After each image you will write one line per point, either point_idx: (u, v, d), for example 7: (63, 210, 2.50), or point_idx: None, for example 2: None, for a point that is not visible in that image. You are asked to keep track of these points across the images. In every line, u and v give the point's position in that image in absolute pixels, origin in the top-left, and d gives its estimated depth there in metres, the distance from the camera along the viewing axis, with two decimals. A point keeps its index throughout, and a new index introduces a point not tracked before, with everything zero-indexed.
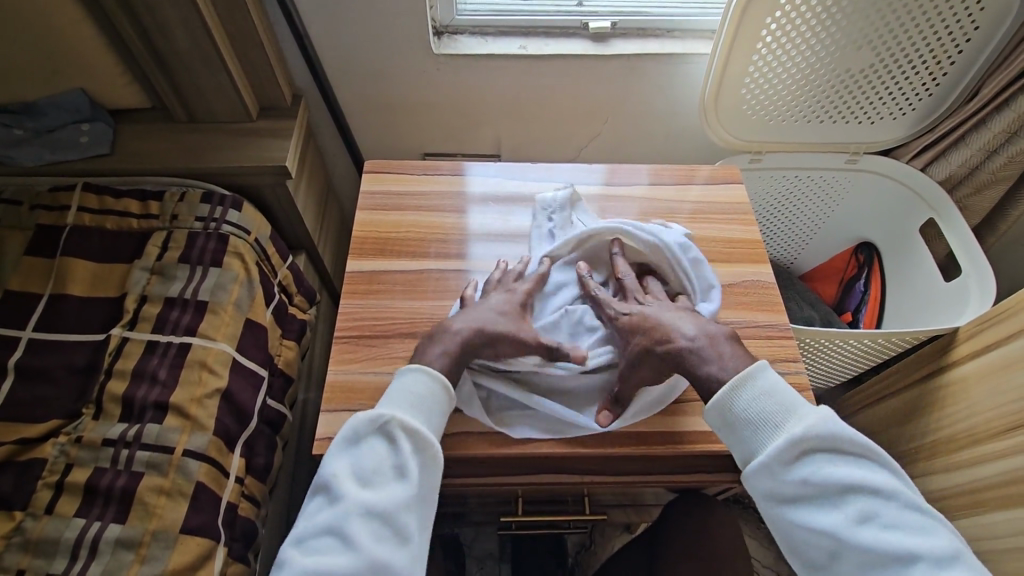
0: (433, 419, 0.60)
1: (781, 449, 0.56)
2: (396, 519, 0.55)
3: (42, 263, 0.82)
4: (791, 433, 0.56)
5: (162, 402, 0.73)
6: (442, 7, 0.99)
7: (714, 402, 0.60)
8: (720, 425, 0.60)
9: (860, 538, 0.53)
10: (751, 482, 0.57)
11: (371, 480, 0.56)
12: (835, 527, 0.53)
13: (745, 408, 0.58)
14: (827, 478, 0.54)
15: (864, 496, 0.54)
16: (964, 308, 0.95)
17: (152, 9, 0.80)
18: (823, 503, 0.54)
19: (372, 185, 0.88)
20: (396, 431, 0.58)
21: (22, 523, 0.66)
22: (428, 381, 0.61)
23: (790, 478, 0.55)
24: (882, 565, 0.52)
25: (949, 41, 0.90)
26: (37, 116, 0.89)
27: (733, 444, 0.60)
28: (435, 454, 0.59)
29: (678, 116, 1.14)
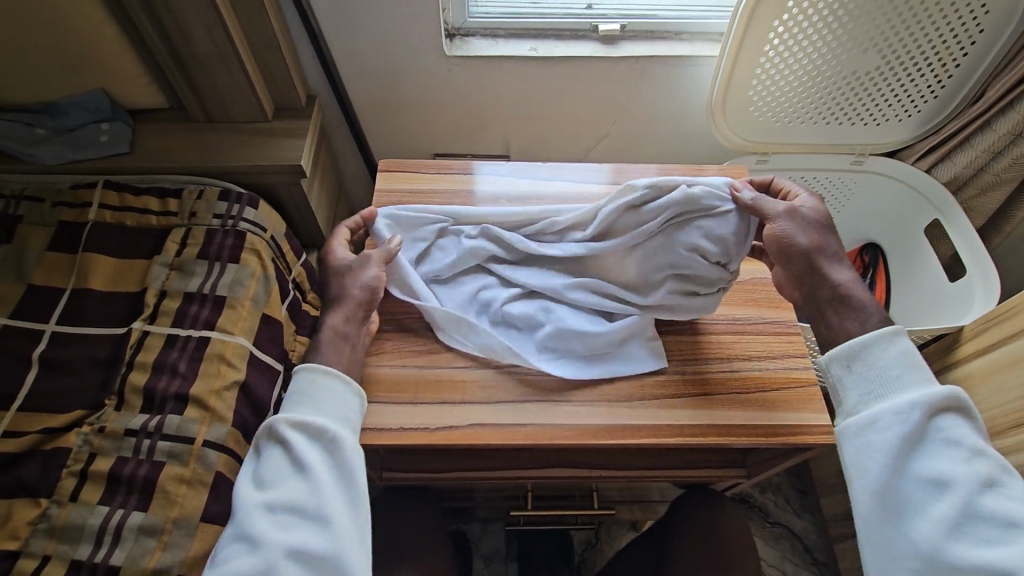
0: (323, 406, 0.63)
1: (932, 397, 0.58)
2: (303, 507, 0.58)
3: (65, 259, 0.84)
4: (935, 389, 0.59)
5: (182, 394, 0.74)
6: (455, 10, 1.01)
7: (853, 342, 0.63)
8: (849, 362, 0.63)
9: (981, 500, 0.56)
10: (881, 417, 0.59)
11: (270, 481, 0.60)
12: (960, 482, 0.56)
13: (899, 354, 0.61)
14: (962, 438, 0.57)
15: (990, 464, 0.57)
16: (971, 308, 0.96)
17: (173, 11, 0.82)
18: (950, 459, 0.57)
19: (385, 184, 0.90)
20: (283, 430, 0.61)
21: (47, 510, 0.68)
22: (309, 376, 0.64)
23: (922, 427, 0.58)
24: (991, 531, 0.55)
25: (955, 43, 0.91)
26: (58, 116, 0.91)
27: (853, 390, 0.62)
28: (331, 437, 0.61)
29: (685, 117, 1.15)
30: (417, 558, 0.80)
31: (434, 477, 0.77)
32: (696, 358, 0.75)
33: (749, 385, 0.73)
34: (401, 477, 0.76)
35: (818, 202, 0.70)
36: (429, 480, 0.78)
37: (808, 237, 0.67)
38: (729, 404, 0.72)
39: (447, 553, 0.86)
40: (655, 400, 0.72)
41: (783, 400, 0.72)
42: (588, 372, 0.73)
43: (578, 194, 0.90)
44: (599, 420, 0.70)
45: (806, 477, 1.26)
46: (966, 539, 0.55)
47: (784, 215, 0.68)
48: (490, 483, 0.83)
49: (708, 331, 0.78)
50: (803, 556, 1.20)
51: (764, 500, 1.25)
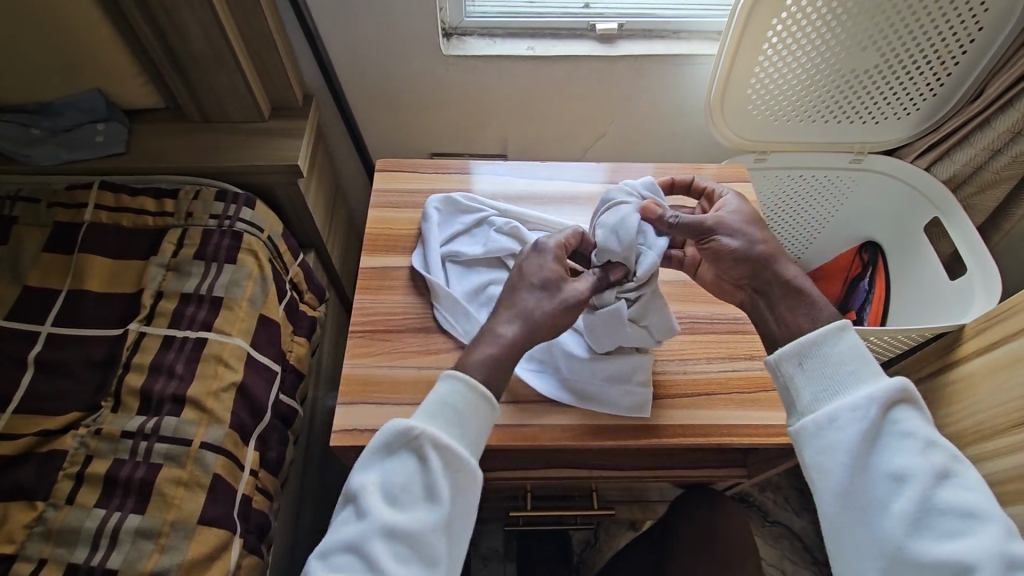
0: (464, 430, 0.57)
1: (882, 389, 0.57)
2: (420, 538, 0.53)
3: (60, 260, 0.83)
4: (885, 381, 0.57)
5: (180, 395, 0.74)
6: (452, 9, 1.01)
7: (805, 339, 0.60)
8: (802, 360, 0.60)
9: (939, 494, 0.53)
10: (839, 414, 0.57)
11: (398, 499, 0.55)
12: (919, 476, 0.54)
13: (846, 348, 0.59)
14: (917, 431, 0.55)
15: (946, 455, 0.55)
16: (970, 304, 0.96)
17: (169, 11, 0.81)
18: (907, 453, 0.55)
19: (383, 184, 0.90)
20: (425, 447, 0.55)
21: (43, 513, 0.67)
22: (461, 389, 0.58)
23: (877, 423, 0.56)
24: (952, 526, 0.52)
25: (954, 42, 0.91)
26: (54, 116, 0.91)
27: (807, 387, 0.60)
28: (464, 466, 0.56)
29: (683, 116, 1.15)
30: None
31: None
32: (696, 357, 0.75)
33: (749, 385, 0.73)
34: None
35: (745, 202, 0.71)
36: None
37: (747, 238, 0.67)
38: (729, 403, 0.72)
39: None
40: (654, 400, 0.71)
41: (783, 400, 0.72)
42: (562, 397, 0.70)
43: (576, 194, 0.90)
44: (597, 420, 0.70)
45: (805, 476, 1.26)
46: (929, 535, 0.53)
47: (719, 226, 0.67)
48: (489, 483, 0.83)
49: (707, 331, 0.77)
50: (803, 555, 1.20)
51: (763, 499, 1.25)
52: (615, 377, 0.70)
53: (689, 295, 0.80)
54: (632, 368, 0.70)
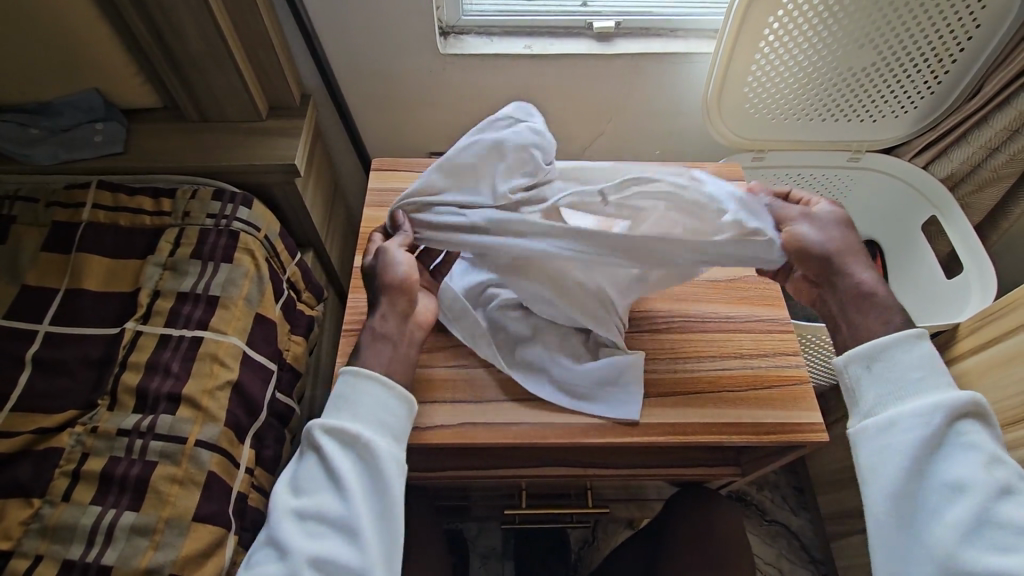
0: (359, 412, 0.61)
1: (954, 403, 0.57)
2: (331, 517, 0.57)
3: (58, 259, 0.84)
4: (957, 394, 0.57)
5: (175, 393, 0.74)
6: (449, 8, 1.01)
7: (877, 341, 0.60)
8: (869, 366, 0.61)
9: (998, 507, 0.54)
10: (904, 418, 0.58)
11: (306, 488, 0.59)
12: (977, 488, 0.54)
13: (919, 360, 0.59)
14: (979, 443, 0.56)
15: (1006, 471, 0.56)
16: (967, 303, 0.96)
17: (166, 11, 0.81)
18: (969, 464, 0.56)
19: (380, 183, 0.90)
20: (324, 438, 0.60)
21: (40, 510, 0.68)
22: (349, 381, 0.62)
23: (942, 431, 0.57)
24: (1007, 538, 0.53)
25: (951, 39, 0.91)
26: (52, 115, 0.91)
27: (874, 389, 0.60)
28: (366, 445, 0.59)
29: (682, 114, 1.15)
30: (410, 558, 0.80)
31: (427, 477, 0.77)
32: (691, 355, 0.75)
33: (743, 384, 0.73)
34: None
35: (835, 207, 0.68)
36: (422, 479, 0.78)
37: (828, 235, 0.64)
38: (722, 402, 0.72)
39: (440, 552, 0.86)
40: (649, 400, 0.71)
41: (776, 399, 0.72)
42: (561, 399, 0.70)
43: None
44: (590, 418, 0.70)
45: (803, 475, 1.26)
46: (979, 545, 0.53)
47: (802, 217, 0.66)
48: (483, 482, 0.83)
49: (701, 330, 0.77)
50: (800, 553, 1.20)
51: (761, 498, 1.25)
52: (608, 379, 0.71)
53: (684, 294, 0.80)
54: (620, 370, 0.71)
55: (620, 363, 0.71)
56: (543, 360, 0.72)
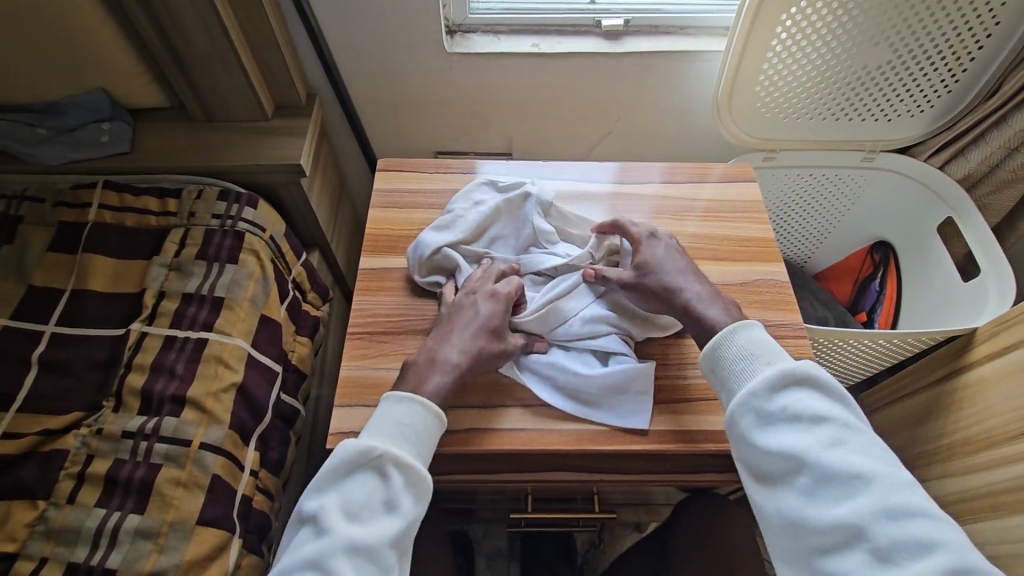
0: (424, 449, 0.60)
1: (767, 379, 0.58)
2: (381, 554, 0.55)
3: (65, 259, 0.84)
4: (775, 370, 0.58)
5: (180, 396, 0.74)
6: (455, 6, 1.00)
7: (709, 344, 0.63)
8: (711, 367, 0.63)
9: (830, 462, 0.54)
10: (736, 409, 0.59)
11: (360, 515, 0.56)
12: (808, 452, 0.54)
13: (739, 346, 0.61)
14: (800, 406, 0.56)
15: (836, 425, 0.55)
16: (982, 308, 0.94)
17: (171, 11, 0.81)
18: (794, 432, 0.56)
19: (385, 183, 0.89)
20: (388, 465, 0.57)
21: (45, 512, 0.68)
22: (417, 410, 0.61)
23: (766, 407, 0.57)
24: (842, 488, 0.53)
25: (969, 37, 0.88)
26: (59, 115, 0.91)
27: (721, 390, 0.62)
28: (425, 487, 0.59)
29: (692, 113, 1.13)
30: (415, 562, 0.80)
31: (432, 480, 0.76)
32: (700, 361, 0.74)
33: None
34: None
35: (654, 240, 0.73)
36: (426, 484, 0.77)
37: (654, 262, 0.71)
38: None
39: (446, 556, 0.85)
40: (657, 407, 0.70)
41: None
42: (565, 406, 0.69)
43: (579, 193, 0.89)
44: (597, 423, 0.69)
45: None
46: (823, 503, 0.53)
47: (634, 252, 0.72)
48: (489, 486, 0.82)
49: None
50: None
51: None
52: (619, 386, 0.69)
53: None
54: (631, 378, 0.69)
55: (631, 370, 0.69)
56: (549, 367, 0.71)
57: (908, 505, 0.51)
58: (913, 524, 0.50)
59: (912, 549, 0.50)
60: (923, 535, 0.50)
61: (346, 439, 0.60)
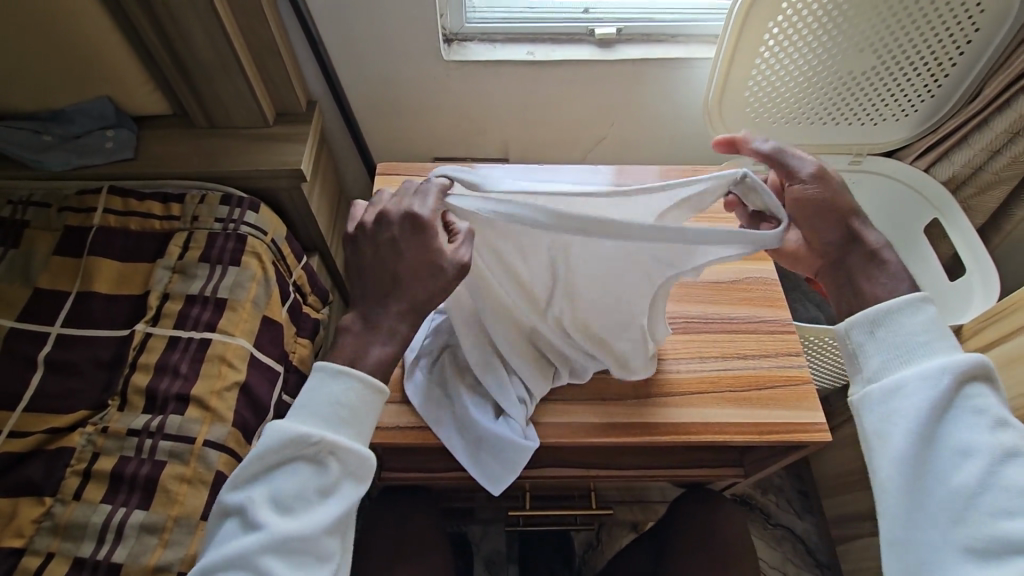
0: (366, 432, 0.54)
1: (961, 366, 0.52)
2: (318, 544, 0.51)
3: (70, 262, 0.85)
4: (966, 358, 0.53)
5: (184, 394, 0.76)
6: (452, 15, 1.02)
7: (878, 309, 0.56)
8: (869, 331, 0.56)
9: (1007, 472, 0.49)
10: (907, 381, 0.53)
11: (292, 506, 0.51)
12: (985, 453, 0.50)
13: (918, 322, 0.55)
14: (987, 407, 0.52)
15: (1016, 434, 0.51)
16: (968, 305, 0.97)
17: (177, 21, 0.84)
18: (973, 428, 0.51)
19: (384, 187, 0.91)
20: (321, 452, 0.52)
21: (51, 508, 0.69)
22: (353, 389, 0.54)
23: (949, 394, 0.52)
24: (1015, 502, 0.48)
25: (950, 44, 0.92)
26: (65, 122, 0.93)
27: (874, 356, 0.56)
28: (365, 469, 0.54)
29: (683, 119, 1.16)
30: (415, 557, 0.81)
31: (431, 476, 0.78)
32: (691, 356, 0.76)
33: (745, 383, 0.74)
34: (400, 475, 0.78)
35: (822, 185, 0.61)
36: (426, 480, 0.79)
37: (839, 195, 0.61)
38: (723, 401, 0.72)
39: (446, 552, 0.86)
40: (650, 400, 0.72)
41: (777, 399, 0.72)
42: (441, 428, 0.70)
43: None
44: (593, 416, 0.71)
45: (808, 478, 1.26)
46: (988, 510, 0.49)
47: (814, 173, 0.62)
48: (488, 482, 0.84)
49: (701, 331, 0.78)
50: (805, 557, 1.20)
51: (766, 501, 1.25)
52: (495, 449, 0.68)
53: (686, 294, 0.81)
54: (502, 445, 0.68)
55: (507, 436, 0.68)
56: (450, 390, 0.71)
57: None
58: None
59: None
60: None
61: (276, 422, 0.53)
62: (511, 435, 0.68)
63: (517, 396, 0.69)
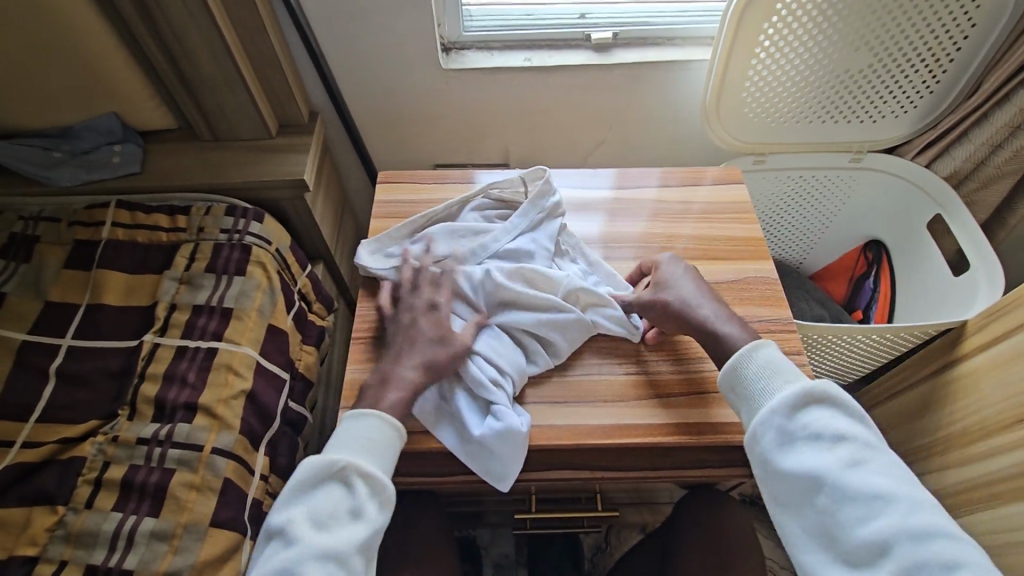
0: (385, 461, 0.64)
1: (791, 396, 0.61)
2: (348, 560, 0.58)
3: (80, 276, 0.87)
4: (796, 388, 0.61)
5: (192, 403, 0.77)
6: (450, 24, 1.04)
7: (728, 364, 0.66)
8: (729, 382, 0.66)
9: (851, 482, 0.57)
10: (756, 427, 0.62)
11: (326, 525, 0.59)
12: (830, 475, 0.57)
13: (757, 364, 0.65)
14: (822, 429, 0.59)
15: (854, 445, 0.59)
16: (974, 299, 0.95)
17: (181, 39, 0.86)
18: (817, 451, 0.59)
19: (385, 195, 0.92)
20: (352, 476, 0.61)
21: (64, 517, 0.70)
22: (382, 425, 0.65)
23: (788, 427, 0.60)
24: (861, 508, 0.56)
25: (947, 39, 0.91)
26: (73, 139, 0.96)
27: (740, 406, 0.65)
28: (387, 496, 0.62)
29: (681, 121, 1.17)
30: (423, 561, 0.81)
31: (437, 482, 0.74)
32: (693, 357, 0.76)
33: None
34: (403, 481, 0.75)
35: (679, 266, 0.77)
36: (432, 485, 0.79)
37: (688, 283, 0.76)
38: (726, 401, 0.72)
39: (453, 558, 0.87)
40: (653, 401, 0.73)
41: None
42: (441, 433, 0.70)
43: (574, 200, 0.92)
44: (595, 419, 0.71)
45: None
46: (847, 523, 0.56)
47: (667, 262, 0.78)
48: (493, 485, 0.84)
49: None
50: None
51: None
52: (494, 448, 0.68)
53: None
54: (503, 441, 0.67)
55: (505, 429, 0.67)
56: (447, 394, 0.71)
57: (929, 525, 0.54)
58: (936, 543, 0.53)
59: (934, 567, 0.52)
60: (946, 554, 0.53)
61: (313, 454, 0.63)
62: (510, 425, 0.67)
63: (490, 378, 0.70)
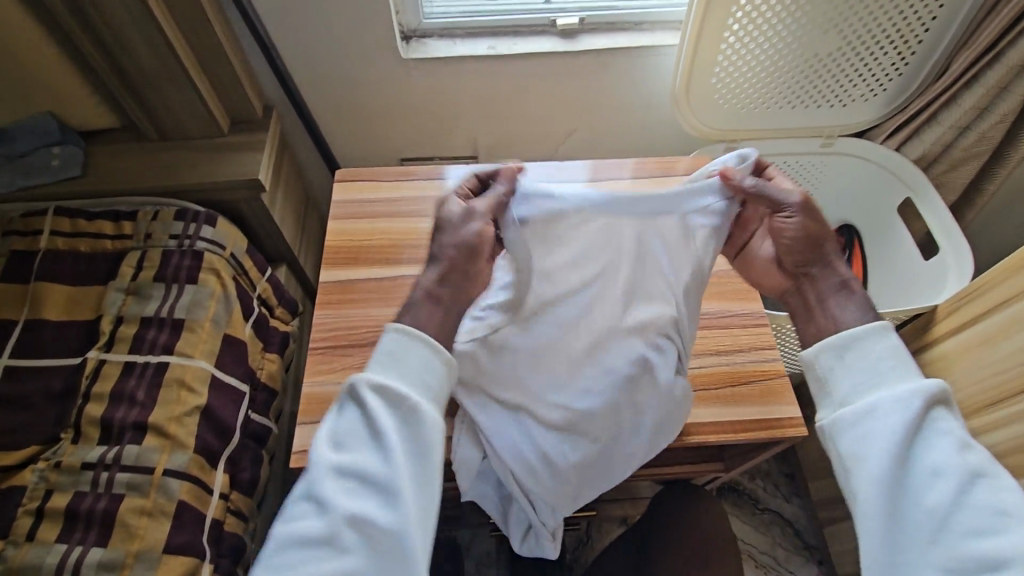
0: (415, 377, 0.52)
1: (926, 386, 0.52)
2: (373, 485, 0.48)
3: (17, 290, 0.81)
4: (929, 379, 0.53)
5: (141, 422, 0.73)
6: (409, 11, 0.99)
7: (846, 332, 0.56)
8: (838, 351, 0.55)
9: (976, 491, 0.48)
10: (878, 403, 0.52)
11: (347, 447, 0.50)
12: (956, 473, 0.49)
13: (886, 343, 0.54)
14: (953, 429, 0.51)
15: (981, 453, 0.50)
16: (943, 285, 0.96)
17: (116, 31, 0.80)
18: (944, 449, 0.50)
19: (345, 194, 0.88)
20: (368, 394, 0.51)
21: (4, 551, 0.66)
22: (404, 339, 0.53)
23: (917, 416, 0.51)
24: (984, 523, 0.47)
25: (915, 20, 0.90)
26: (6, 142, 0.88)
27: (845, 380, 0.55)
28: (417, 412, 0.51)
29: (653, 108, 1.14)
30: None
31: None
32: None
33: (718, 381, 0.72)
34: None
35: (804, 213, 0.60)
36: None
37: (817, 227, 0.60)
38: (699, 399, 0.71)
39: None
40: None
41: (753, 393, 0.71)
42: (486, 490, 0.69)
43: None
44: None
45: (794, 461, 1.26)
46: (959, 532, 0.48)
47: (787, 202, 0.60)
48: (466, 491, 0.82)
49: None
50: (794, 542, 1.20)
51: (753, 488, 1.25)
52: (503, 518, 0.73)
53: None
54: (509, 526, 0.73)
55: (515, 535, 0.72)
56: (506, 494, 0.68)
57: None
58: None
59: None
60: None
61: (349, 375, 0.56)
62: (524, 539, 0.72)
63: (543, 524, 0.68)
